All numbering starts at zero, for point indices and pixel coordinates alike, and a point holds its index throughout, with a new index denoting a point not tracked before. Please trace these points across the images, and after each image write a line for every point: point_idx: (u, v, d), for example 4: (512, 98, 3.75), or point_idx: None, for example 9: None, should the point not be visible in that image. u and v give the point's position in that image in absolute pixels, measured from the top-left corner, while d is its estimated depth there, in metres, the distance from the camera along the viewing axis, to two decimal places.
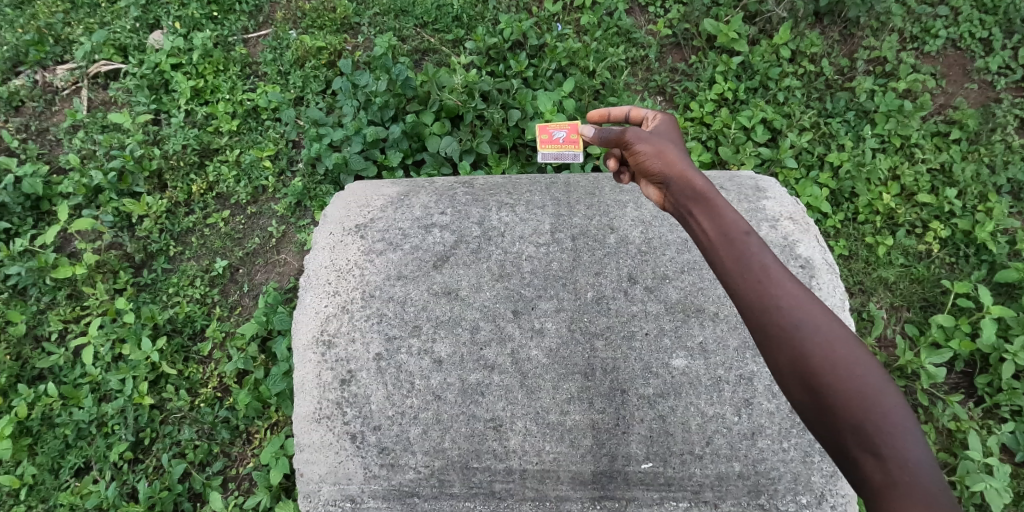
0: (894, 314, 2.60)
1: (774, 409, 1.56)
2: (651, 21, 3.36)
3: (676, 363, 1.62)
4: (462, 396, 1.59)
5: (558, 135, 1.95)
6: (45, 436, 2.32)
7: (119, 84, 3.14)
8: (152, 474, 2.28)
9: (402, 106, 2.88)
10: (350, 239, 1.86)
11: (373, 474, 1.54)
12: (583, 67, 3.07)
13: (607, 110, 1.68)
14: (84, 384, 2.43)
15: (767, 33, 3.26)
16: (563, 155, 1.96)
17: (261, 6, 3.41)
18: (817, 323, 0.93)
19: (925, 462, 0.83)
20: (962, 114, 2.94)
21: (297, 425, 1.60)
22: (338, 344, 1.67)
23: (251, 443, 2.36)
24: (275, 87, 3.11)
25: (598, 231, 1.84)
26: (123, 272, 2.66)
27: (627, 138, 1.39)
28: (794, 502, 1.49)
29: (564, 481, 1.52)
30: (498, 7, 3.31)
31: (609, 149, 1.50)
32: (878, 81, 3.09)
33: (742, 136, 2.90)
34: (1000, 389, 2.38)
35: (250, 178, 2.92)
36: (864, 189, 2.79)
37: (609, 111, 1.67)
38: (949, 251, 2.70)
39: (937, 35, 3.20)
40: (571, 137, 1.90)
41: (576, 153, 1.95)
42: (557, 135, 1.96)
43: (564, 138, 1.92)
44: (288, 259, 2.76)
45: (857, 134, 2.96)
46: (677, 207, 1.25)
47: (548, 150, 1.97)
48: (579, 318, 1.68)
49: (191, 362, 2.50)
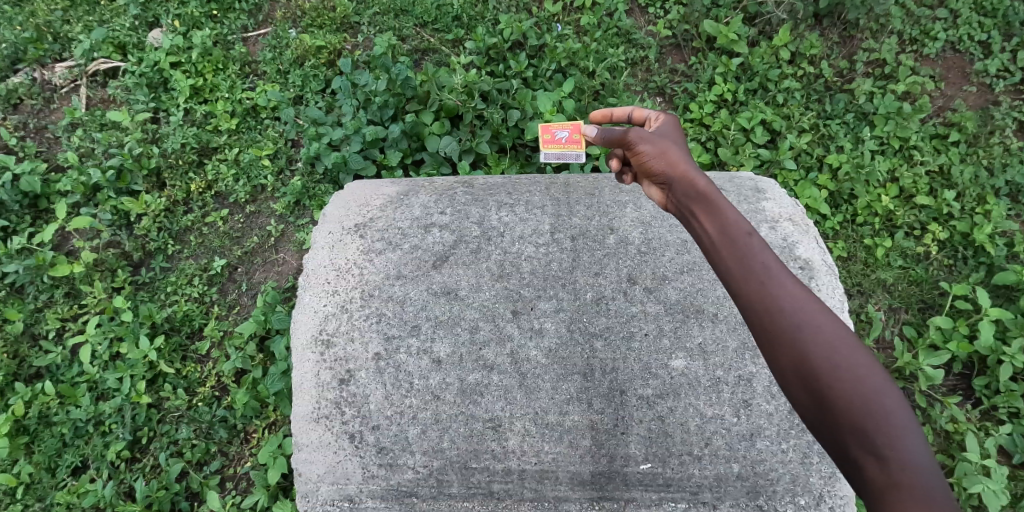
0: (892, 315, 2.60)
1: (773, 410, 1.57)
2: (651, 22, 3.36)
3: (676, 364, 1.62)
4: (462, 395, 1.59)
5: (560, 136, 1.95)
6: (42, 434, 2.31)
7: (118, 82, 3.14)
8: (149, 474, 2.27)
9: (402, 106, 2.88)
10: (349, 238, 1.85)
11: (371, 474, 1.53)
12: (583, 67, 3.07)
13: (608, 111, 1.68)
14: (81, 382, 2.42)
15: (767, 34, 3.26)
16: (563, 155, 1.96)
17: (261, 5, 3.41)
18: (819, 324, 0.93)
19: (926, 464, 0.84)
20: (960, 116, 2.95)
21: (295, 424, 1.60)
22: (338, 344, 1.67)
23: (249, 443, 2.35)
24: (275, 86, 3.11)
25: (598, 231, 1.84)
26: (121, 271, 2.66)
27: (629, 138, 1.39)
28: (792, 504, 1.48)
29: (563, 482, 1.51)
30: (498, 7, 3.31)
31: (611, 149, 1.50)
32: (877, 83, 3.09)
33: (742, 137, 2.91)
34: (997, 391, 2.39)
35: (250, 176, 2.91)
36: (863, 191, 2.79)
37: (611, 112, 1.67)
38: (947, 253, 2.70)
39: (936, 37, 3.21)
40: (572, 137, 1.90)
41: (576, 153, 1.95)
42: (559, 136, 1.96)
43: (566, 138, 1.92)
44: (287, 258, 2.76)
45: (856, 135, 2.97)
46: (679, 208, 1.25)
47: (550, 150, 1.97)
48: (579, 318, 1.68)
49: (189, 361, 2.50)
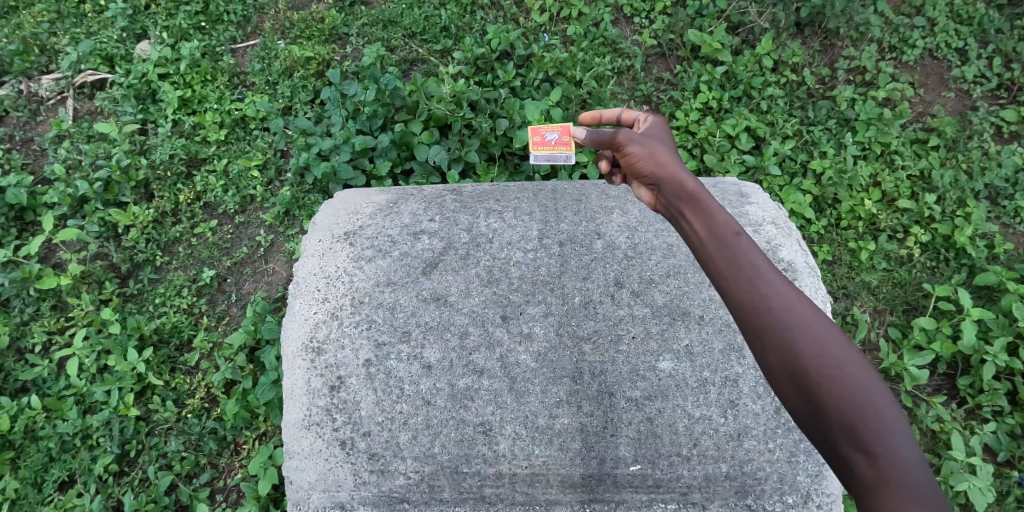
0: (877, 317, 2.65)
1: (760, 409, 1.59)
2: (637, 31, 3.41)
3: (663, 366, 1.64)
4: (452, 400, 1.60)
5: (550, 138, 1.98)
6: (28, 449, 2.29)
7: (105, 94, 3.13)
8: (138, 487, 2.25)
9: (391, 115, 2.91)
10: (339, 245, 1.86)
11: (363, 481, 1.55)
12: (570, 77, 3.12)
13: (599, 112, 1.69)
14: (68, 395, 2.40)
15: (750, 43, 3.33)
16: (555, 157, 1.98)
17: (249, 16, 3.42)
18: (808, 323, 0.95)
19: (914, 459, 0.85)
20: (939, 122, 3.02)
21: (287, 432, 1.60)
22: (328, 351, 1.67)
23: (239, 454, 2.34)
24: (263, 96, 3.12)
25: (585, 237, 1.86)
26: (109, 283, 2.65)
27: (618, 140, 1.41)
28: (780, 502, 1.53)
29: (553, 485, 1.54)
30: (485, 18, 3.36)
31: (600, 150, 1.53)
32: (858, 89, 3.16)
33: (727, 144, 2.95)
34: (981, 390, 2.43)
35: (239, 187, 2.91)
36: (846, 195, 2.84)
37: (600, 113, 1.67)
38: (930, 255, 2.75)
39: (915, 45, 3.28)
40: (562, 138, 1.93)
41: (567, 154, 1.97)
42: (549, 137, 1.98)
43: (556, 140, 1.94)
44: (276, 268, 2.75)
45: (839, 141, 3.02)
46: (668, 209, 1.28)
47: (540, 152, 2.00)
48: (567, 322, 1.70)
49: (178, 373, 2.49)
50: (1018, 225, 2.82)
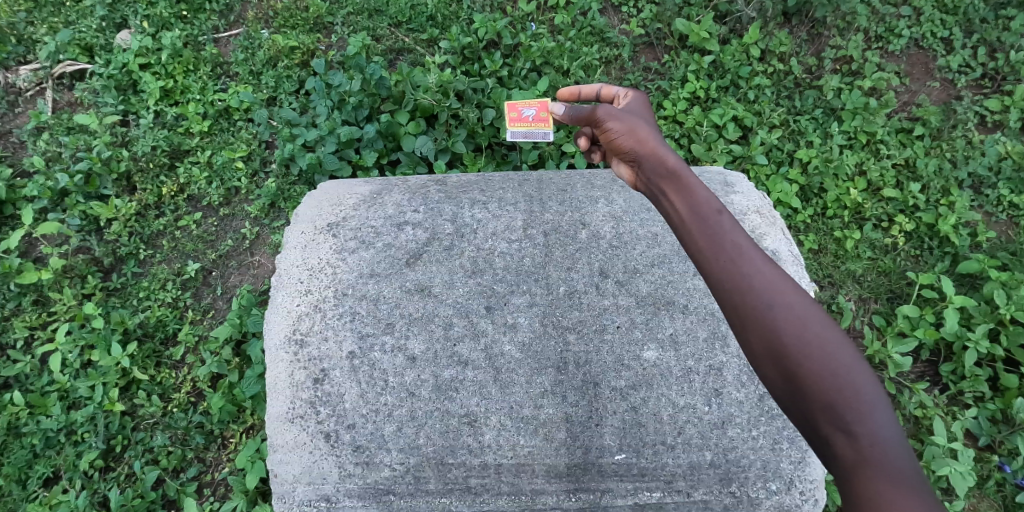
0: (862, 305, 2.68)
1: (744, 397, 1.59)
2: (625, 20, 3.40)
3: (648, 355, 1.64)
4: (437, 392, 1.59)
5: (526, 114, 1.97)
6: (11, 445, 2.26)
7: (85, 85, 3.08)
8: (124, 482, 2.24)
9: (377, 106, 2.88)
10: (322, 237, 1.84)
11: (348, 473, 1.53)
12: (557, 66, 3.11)
13: (577, 87, 1.71)
14: (52, 391, 2.37)
15: (737, 32, 3.33)
16: (532, 133, 1.97)
17: (232, 5, 3.38)
18: (789, 301, 0.95)
19: (895, 440, 0.85)
20: (924, 111, 3.04)
21: (270, 426, 1.58)
22: (311, 343, 1.65)
23: (227, 448, 2.33)
24: (247, 87, 3.08)
25: (570, 227, 1.85)
26: (91, 277, 2.62)
27: (599, 117, 1.42)
28: (763, 489, 1.52)
29: (539, 475, 1.53)
30: (472, 7, 3.32)
31: (579, 128, 1.55)
32: (844, 79, 3.17)
33: (714, 134, 2.96)
34: (963, 376, 2.47)
35: (223, 179, 2.88)
36: (832, 185, 2.86)
37: (579, 87, 1.69)
38: (914, 244, 2.79)
39: (900, 34, 3.30)
40: (540, 115, 1.91)
41: (545, 130, 1.96)
42: (525, 113, 1.97)
43: (533, 116, 1.93)
44: (262, 261, 2.74)
45: (825, 131, 3.04)
46: (649, 188, 1.28)
47: (517, 128, 1.99)
48: (552, 313, 1.69)
49: (163, 367, 2.47)
50: (1000, 213, 2.86)
